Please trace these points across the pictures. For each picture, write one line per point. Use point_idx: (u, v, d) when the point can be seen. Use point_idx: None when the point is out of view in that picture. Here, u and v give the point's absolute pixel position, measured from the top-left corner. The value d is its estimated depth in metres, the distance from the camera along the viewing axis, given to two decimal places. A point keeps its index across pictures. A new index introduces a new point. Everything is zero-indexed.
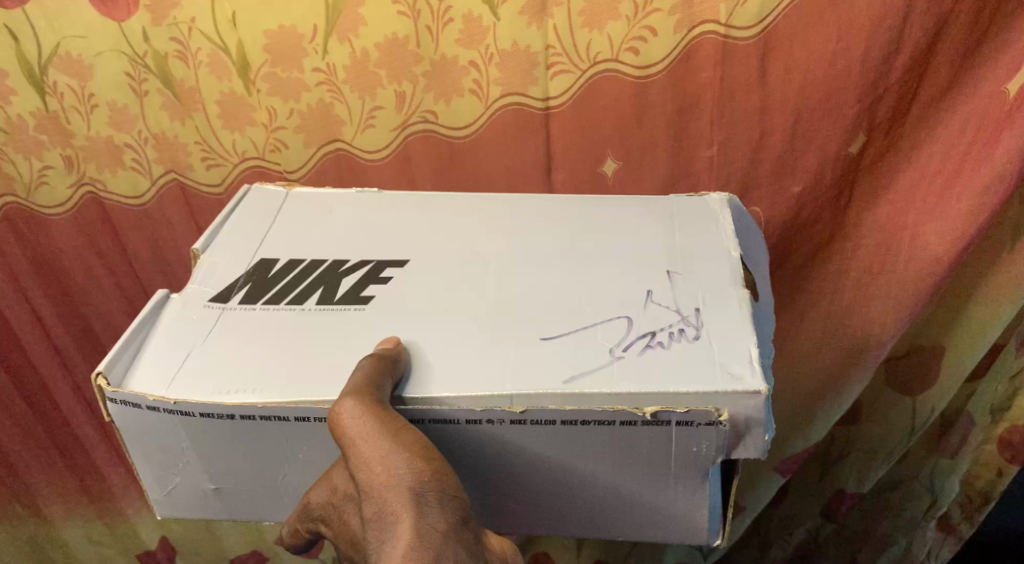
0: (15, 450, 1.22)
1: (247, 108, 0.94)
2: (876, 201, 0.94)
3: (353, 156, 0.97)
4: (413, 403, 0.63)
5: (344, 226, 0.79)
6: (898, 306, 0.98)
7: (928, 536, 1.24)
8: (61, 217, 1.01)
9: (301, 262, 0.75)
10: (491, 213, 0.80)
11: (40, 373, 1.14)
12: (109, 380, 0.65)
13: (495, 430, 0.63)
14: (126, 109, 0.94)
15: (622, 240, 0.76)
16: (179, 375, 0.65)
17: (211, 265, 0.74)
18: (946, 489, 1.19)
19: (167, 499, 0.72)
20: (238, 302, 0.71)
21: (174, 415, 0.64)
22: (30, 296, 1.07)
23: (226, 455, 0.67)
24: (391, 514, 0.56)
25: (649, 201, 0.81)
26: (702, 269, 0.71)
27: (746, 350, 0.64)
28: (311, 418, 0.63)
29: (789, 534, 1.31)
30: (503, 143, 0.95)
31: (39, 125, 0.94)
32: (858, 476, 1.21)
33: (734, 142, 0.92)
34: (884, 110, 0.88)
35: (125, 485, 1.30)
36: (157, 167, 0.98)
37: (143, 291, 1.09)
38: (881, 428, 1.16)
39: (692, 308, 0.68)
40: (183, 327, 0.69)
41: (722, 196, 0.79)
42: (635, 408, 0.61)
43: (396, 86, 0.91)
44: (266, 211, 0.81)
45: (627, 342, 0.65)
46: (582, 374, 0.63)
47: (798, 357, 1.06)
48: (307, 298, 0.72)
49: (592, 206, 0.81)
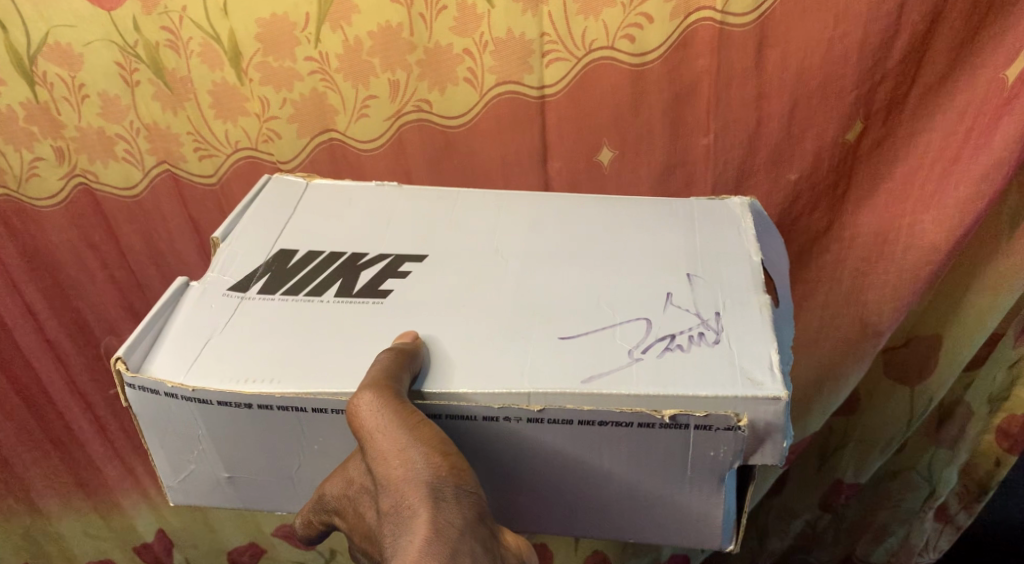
0: (9, 445, 1.22)
1: (240, 97, 0.93)
2: (875, 190, 0.93)
3: (347, 146, 0.96)
4: (430, 398, 0.63)
5: (362, 216, 0.78)
6: (895, 294, 0.98)
7: (926, 527, 1.24)
8: (52, 209, 1.00)
9: (319, 255, 0.74)
10: (504, 208, 0.79)
11: (33, 367, 1.13)
12: (128, 365, 0.65)
13: (512, 427, 0.63)
14: (117, 99, 0.93)
15: (638, 237, 0.75)
16: (197, 362, 0.65)
17: (231, 254, 0.74)
18: (945, 479, 1.20)
19: (181, 487, 0.71)
20: (257, 291, 0.71)
21: (191, 402, 0.64)
22: (21, 290, 1.06)
23: (242, 444, 0.67)
24: (407, 508, 0.56)
25: (668, 202, 0.80)
26: (723, 273, 0.70)
27: (766, 355, 0.63)
28: (327, 410, 0.63)
29: (787, 524, 1.31)
30: (500, 132, 0.94)
31: (29, 116, 0.93)
32: (856, 465, 1.22)
33: (731, 129, 0.91)
34: (882, 96, 0.87)
35: (121, 478, 1.29)
36: (150, 157, 0.97)
37: (137, 283, 1.08)
38: (881, 418, 1.16)
39: (713, 312, 0.67)
40: (203, 314, 0.69)
41: (744, 200, 0.78)
42: (653, 410, 0.61)
43: (390, 74, 0.90)
44: (287, 200, 0.80)
45: (646, 344, 0.65)
46: (600, 374, 0.63)
47: (800, 347, 1.05)
48: (325, 289, 0.71)
49: (606, 201, 0.81)
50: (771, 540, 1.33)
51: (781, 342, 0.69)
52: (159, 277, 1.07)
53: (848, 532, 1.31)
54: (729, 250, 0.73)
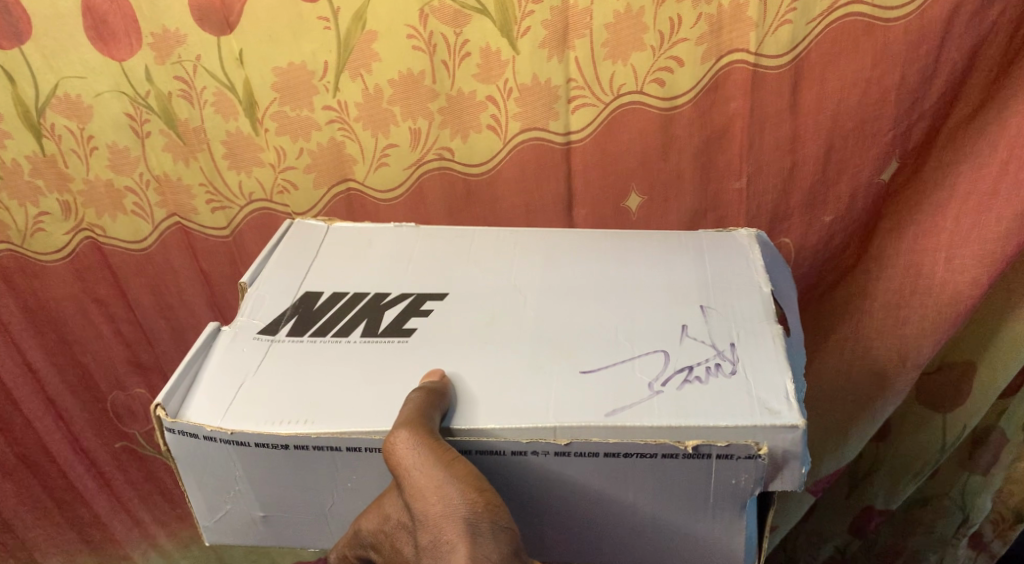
0: (10, 506, 1.16)
1: (255, 147, 0.90)
2: (906, 229, 0.90)
3: (365, 195, 0.93)
4: (460, 436, 0.59)
5: (382, 259, 0.74)
6: (933, 329, 0.93)
7: (960, 554, 1.19)
8: (58, 264, 0.96)
9: (345, 295, 0.70)
10: (523, 244, 0.76)
11: (33, 427, 1.09)
12: (168, 410, 0.61)
13: (540, 462, 0.59)
14: (127, 151, 0.90)
15: (655, 270, 0.72)
16: (234, 403, 0.61)
17: (258, 297, 0.70)
18: (978, 506, 1.14)
19: (216, 526, 0.66)
20: (286, 334, 0.67)
21: (231, 445, 0.60)
22: (23, 348, 1.02)
23: (279, 482, 0.62)
24: (446, 543, 0.53)
25: (675, 234, 0.77)
26: (736, 305, 0.67)
27: (782, 385, 0.60)
28: (361, 448, 0.59)
29: (816, 550, 1.27)
30: (524, 178, 0.91)
31: (35, 170, 0.90)
32: (887, 493, 1.16)
33: (764, 172, 0.89)
34: (918, 134, 0.85)
35: (129, 531, 1.24)
36: (159, 210, 0.94)
37: (144, 336, 1.04)
38: (912, 444, 1.11)
39: (727, 343, 0.64)
40: (236, 358, 0.65)
41: (751, 232, 0.75)
42: (676, 441, 0.57)
43: (410, 123, 0.88)
44: (307, 244, 0.76)
45: (664, 376, 0.61)
46: (622, 408, 0.59)
47: (832, 389, 1.02)
48: (351, 330, 0.67)
49: (626, 238, 0.77)
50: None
51: (797, 372, 0.65)
52: (168, 330, 1.03)
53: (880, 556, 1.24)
54: (737, 280, 0.70)
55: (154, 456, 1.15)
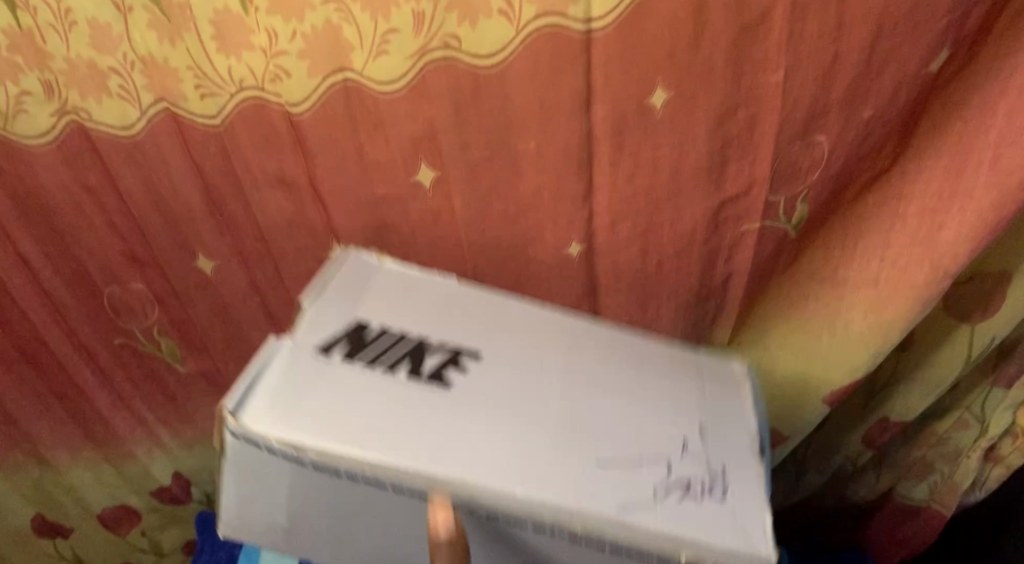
0: (12, 399, 1.14)
1: (244, 29, 0.82)
2: (950, 123, 0.85)
3: (362, 87, 0.86)
4: (473, 502, 0.63)
5: (426, 309, 0.80)
6: (977, 232, 0.85)
7: (972, 467, 1.14)
8: (43, 149, 0.91)
9: (394, 331, 0.76)
10: (547, 329, 0.83)
11: (30, 319, 1.06)
12: (233, 415, 0.65)
13: (533, 540, 0.65)
14: (109, 28, 0.82)
15: (665, 398, 0.78)
16: (294, 413, 0.65)
17: (319, 316, 0.76)
18: (999, 419, 1.09)
19: (235, 523, 0.71)
20: (341, 358, 0.72)
21: (289, 462, 0.64)
22: (13, 237, 0.97)
23: (322, 516, 0.68)
24: None
25: (680, 351, 0.87)
26: (728, 431, 0.76)
27: (763, 524, 0.66)
28: (406, 492, 0.64)
29: (825, 459, 1.21)
30: (539, 71, 0.82)
31: (11, 46, 0.83)
32: (904, 406, 1.10)
33: (806, 63, 0.82)
34: (974, 20, 0.80)
35: (132, 428, 1.23)
36: (147, 94, 0.88)
37: (138, 228, 1.00)
38: (935, 354, 1.05)
39: (720, 466, 0.71)
40: (296, 368, 0.70)
41: (743, 367, 0.86)
42: (673, 550, 0.63)
43: (415, 5, 0.79)
44: (360, 282, 0.82)
45: (665, 489, 0.67)
46: (633, 505, 0.64)
47: (855, 296, 0.96)
48: (398, 368, 0.72)
49: (633, 348, 0.85)
50: (805, 474, 1.24)
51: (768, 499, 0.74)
52: (161, 224, 0.99)
53: (891, 465, 1.19)
54: (728, 416, 0.78)
55: (155, 352, 1.15)
